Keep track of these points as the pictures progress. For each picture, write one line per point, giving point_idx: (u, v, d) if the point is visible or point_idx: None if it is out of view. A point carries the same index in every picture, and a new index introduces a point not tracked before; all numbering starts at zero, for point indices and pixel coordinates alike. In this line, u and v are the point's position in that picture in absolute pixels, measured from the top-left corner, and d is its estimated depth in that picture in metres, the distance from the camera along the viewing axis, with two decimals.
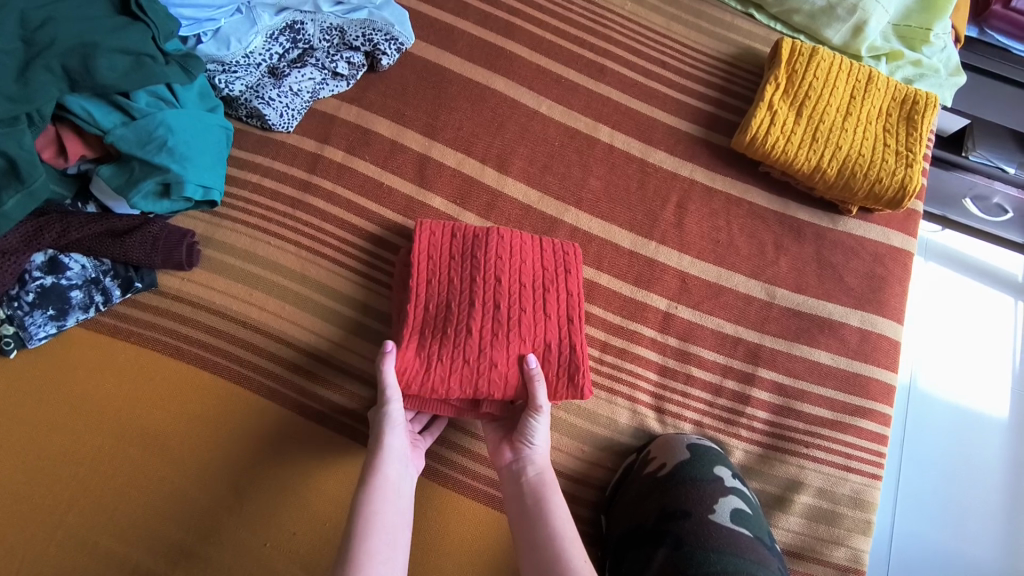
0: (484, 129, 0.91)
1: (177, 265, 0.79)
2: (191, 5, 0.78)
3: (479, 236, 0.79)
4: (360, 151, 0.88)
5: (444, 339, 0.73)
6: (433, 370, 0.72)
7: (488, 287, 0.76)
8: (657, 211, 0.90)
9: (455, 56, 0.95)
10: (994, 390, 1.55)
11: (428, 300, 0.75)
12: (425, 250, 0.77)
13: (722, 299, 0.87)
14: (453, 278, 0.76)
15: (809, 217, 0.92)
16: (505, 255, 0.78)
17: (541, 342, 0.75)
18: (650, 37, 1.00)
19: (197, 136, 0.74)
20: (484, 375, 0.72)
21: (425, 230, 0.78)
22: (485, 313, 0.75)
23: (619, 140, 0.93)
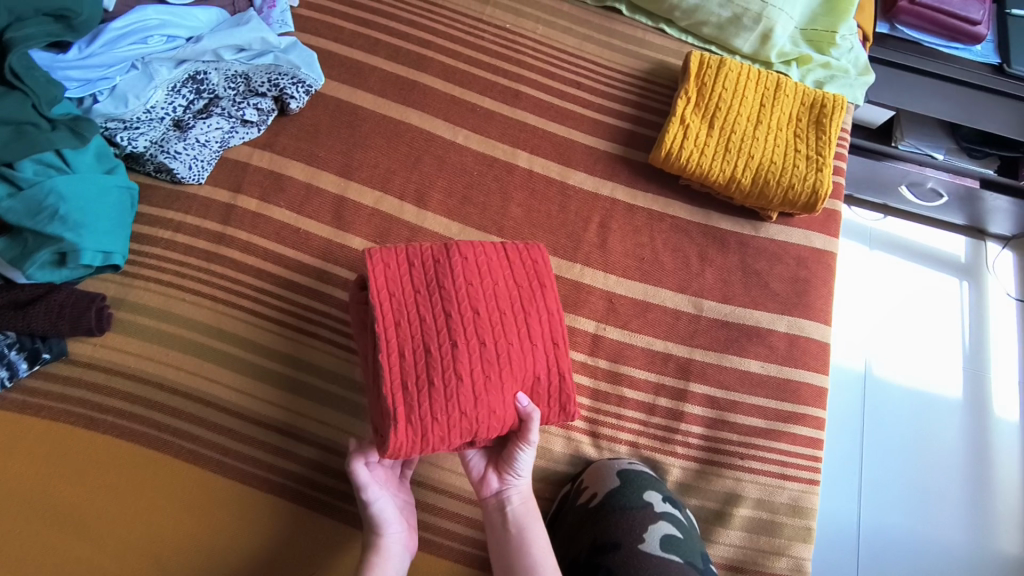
0: (400, 165, 0.91)
1: (86, 331, 0.77)
2: (79, 66, 0.74)
3: (441, 260, 0.70)
4: (275, 197, 0.87)
5: (434, 392, 0.65)
6: (431, 431, 0.64)
7: (464, 322, 0.67)
8: (580, 233, 0.90)
9: (368, 93, 0.94)
10: (947, 371, 1.58)
11: (404, 348, 0.65)
12: (384, 288, 0.67)
13: (650, 316, 0.87)
14: (424, 316, 0.67)
15: (732, 226, 0.93)
16: (475, 280, 0.70)
17: (533, 377, 0.69)
18: (563, 59, 1.00)
19: (92, 199, 0.71)
20: (484, 424, 0.66)
21: (380, 264, 0.68)
22: (472, 353, 0.66)
23: (538, 164, 0.93)
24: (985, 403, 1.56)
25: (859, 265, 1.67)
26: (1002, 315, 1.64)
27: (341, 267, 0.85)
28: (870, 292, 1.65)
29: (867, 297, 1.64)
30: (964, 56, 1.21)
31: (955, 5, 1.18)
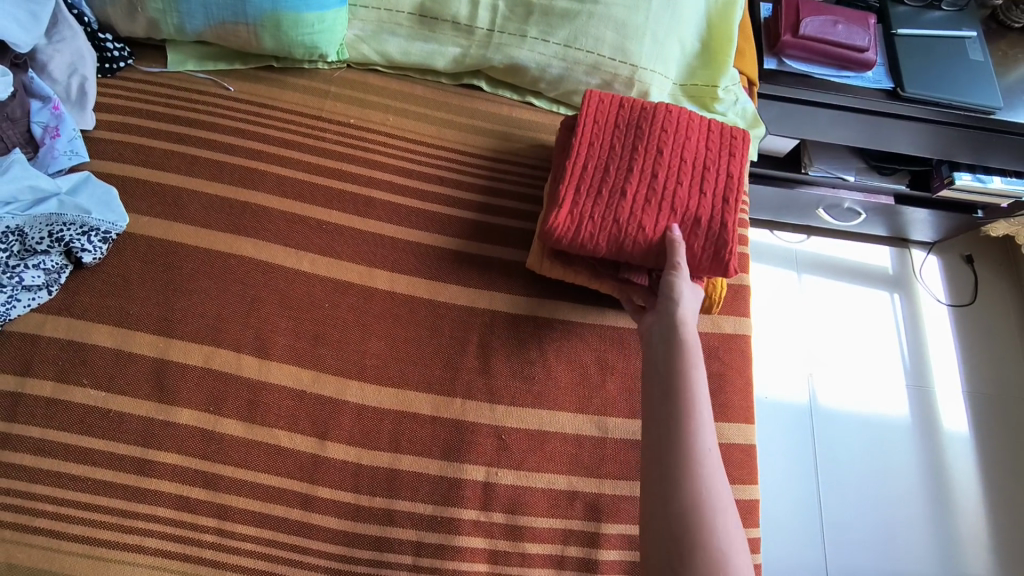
0: (235, 309, 0.76)
1: None
2: None
3: (646, 108, 0.79)
4: (77, 374, 0.71)
5: (598, 199, 0.75)
6: (585, 226, 0.74)
7: (649, 155, 0.76)
8: (457, 359, 0.77)
9: (189, 225, 0.80)
10: (892, 392, 1.45)
11: (588, 162, 0.76)
12: (590, 115, 0.78)
13: (548, 448, 0.75)
14: (615, 145, 0.77)
15: (630, 323, 0.83)
16: (671, 129, 0.78)
17: (693, 215, 0.74)
18: (420, 152, 0.88)
19: None
20: (632, 235, 0.74)
21: (595, 97, 0.79)
22: (645, 180, 0.75)
23: (401, 283, 0.80)
24: (935, 419, 1.43)
25: (787, 292, 1.54)
26: (936, 324, 1.54)
27: (166, 451, 0.70)
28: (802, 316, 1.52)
29: (798, 326, 1.50)
30: (857, 84, 1.15)
31: (839, 35, 1.11)
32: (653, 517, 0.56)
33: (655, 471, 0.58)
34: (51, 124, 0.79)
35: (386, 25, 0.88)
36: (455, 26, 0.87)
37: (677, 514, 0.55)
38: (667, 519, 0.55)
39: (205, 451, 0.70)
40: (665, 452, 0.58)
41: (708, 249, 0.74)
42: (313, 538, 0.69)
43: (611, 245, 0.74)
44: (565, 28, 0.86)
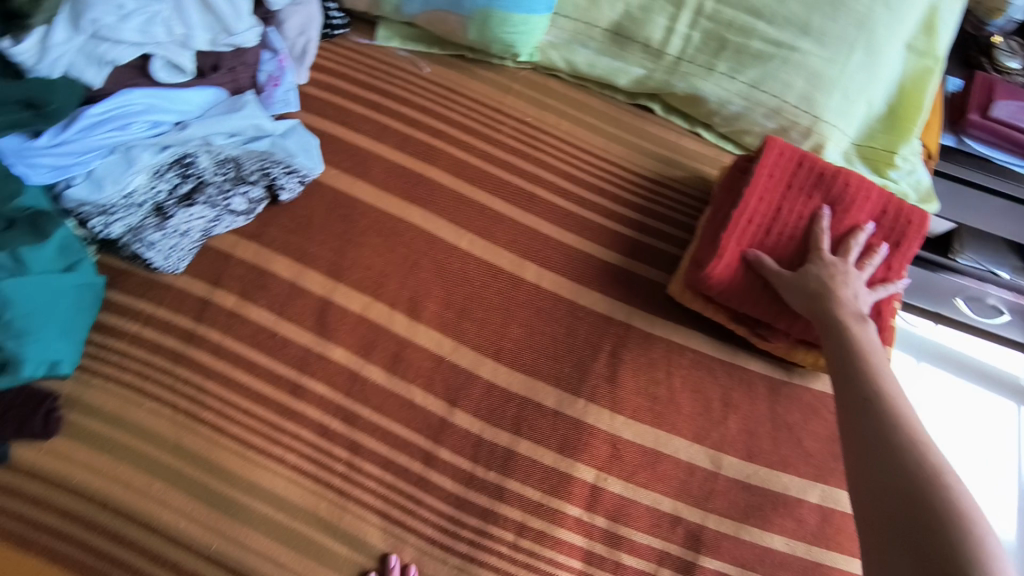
0: (396, 268, 0.83)
1: (31, 434, 0.71)
2: (53, 154, 0.69)
3: (825, 174, 0.77)
4: (255, 296, 0.80)
5: (749, 261, 0.77)
6: (731, 284, 0.77)
7: (813, 230, 0.76)
8: (587, 362, 0.80)
9: (369, 185, 0.87)
10: (1004, 511, 1.33)
11: (751, 218, 0.77)
12: (768, 169, 0.77)
13: (659, 469, 0.76)
14: (783, 207, 0.77)
15: (760, 368, 0.82)
16: (843, 207, 0.77)
17: None
18: (587, 160, 0.92)
19: (47, 305, 0.66)
20: (771, 305, 0.77)
21: (774, 149, 0.77)
22: (802, 253, 0.76)
23: (548, 279, 0.84)
24: None
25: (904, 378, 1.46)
26: None
27: (316, 380, 0.77)
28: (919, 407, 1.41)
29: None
30: None
31: None
32: (897, 542, 0.50)
33: (881, 484, 0.54)
34: (275, 74, 0.89)
35: (580, 36, 0.92)
36: (646, 48, 0.90)
37: (896, 486, 0.53)
38: (916, 531, 0.50)
39: (349, 389, 0.77)
40: (891, 466, 0.54)
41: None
42: (427, 493, 0.73)
43: (753, 303, 0.77)
44: (756, 69, 0.87)
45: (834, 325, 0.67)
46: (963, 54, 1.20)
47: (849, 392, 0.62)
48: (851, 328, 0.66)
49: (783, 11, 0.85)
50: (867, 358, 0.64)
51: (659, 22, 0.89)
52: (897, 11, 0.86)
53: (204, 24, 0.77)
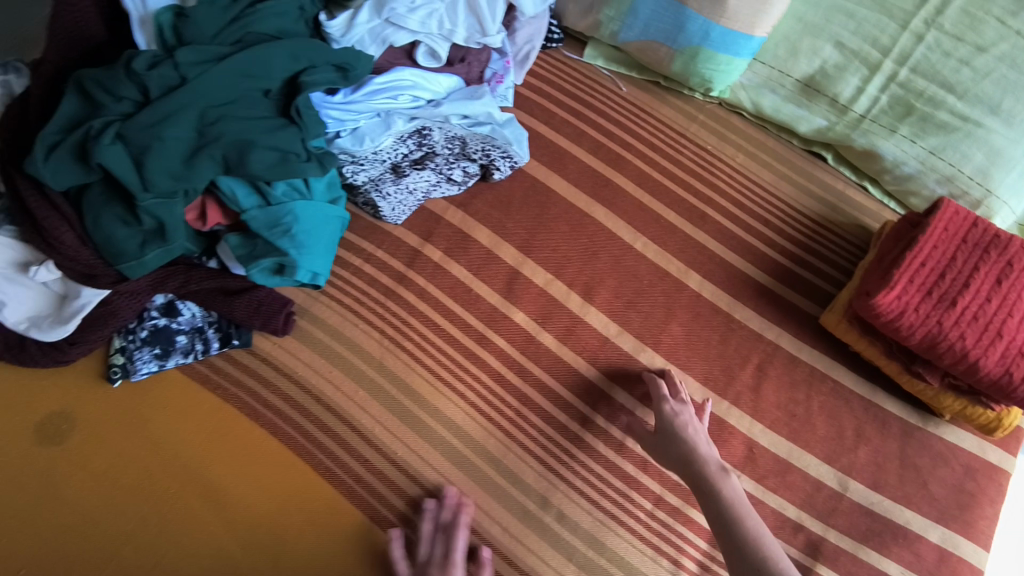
0: (577, 254, 0.94)
1: (272, 330, 0.85)
2: (339, 108, 0.84)
3: (999, 235, 0.82)
4: (457, 254, 0.93)
5: (926, 298, 0.79)
6: (907, 315, 0.78)
7: (987, 280, 0.79)
8: (735, 370, 0.88)
9: (563, 179, 0.99)
10: None
11: (927, 262, 0.81)
12: (945, 222, 0.82)
13: (789, 478, 0.82)
14: (958, 257, 0.81)
15: (897, 410, 0.87)
16: (1017, 265, 0.80)
17: (1015, 347, 0.76)
18: (756, 194, 1.01)
19: (318, 227, 0.80)
20: (950, 342, 0.77)
21: (952, 207, 0.83)
22: (977, 300, 0.78)
23: (708, 290, 0.93)
24: None
25: None
26: None
27: (500, 336, 0.89)
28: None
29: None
30: None
31: None
32: None
33: None
34: (500, 72, 1.01)
35: (771, 82, 1.01)
36: (832, 102, 0.98)
37: None
38: None
39: (525, 349, 0.88)
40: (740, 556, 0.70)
41: None
42: (581, 452, 0.83)
43: (928, 337, 0.78)
44: (939, 137, 0.92)
45: (704, 484, 0.75)
46: None
47: (725, 538, 0.72)
48: (716, 485, 0.75)
49: (977, 88, 0.91)
50: (732, 508, 0.73)
51: (850, 81, 0.97)
52: None
53: (466, 23, 0.91)
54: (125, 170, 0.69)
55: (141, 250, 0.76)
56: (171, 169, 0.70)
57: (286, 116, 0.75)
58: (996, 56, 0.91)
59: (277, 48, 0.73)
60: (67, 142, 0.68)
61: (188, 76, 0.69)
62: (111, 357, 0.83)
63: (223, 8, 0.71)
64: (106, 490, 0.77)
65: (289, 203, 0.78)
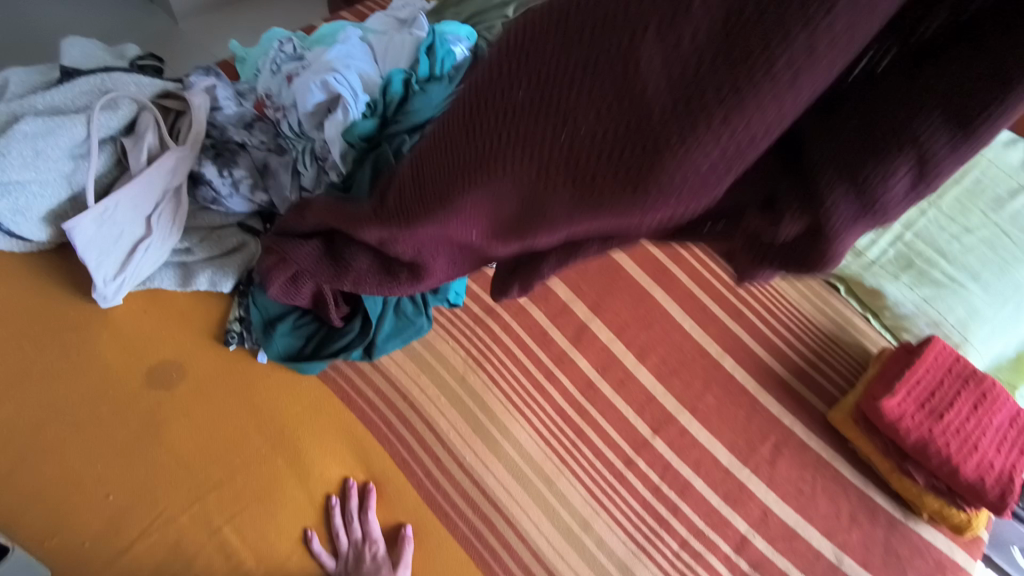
0: (635, 322, 1.10)
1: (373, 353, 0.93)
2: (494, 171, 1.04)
3: (976, 372, 1.03)
4: (538, 301, 1.07)
5: (920, 409, 0.98)
6: (906, 419, 0.97)
7: (966, 402, 0.99)
8: (756, 444, 1.04)
9: (631, 259, 1.16)
10: None
11: (922, 380, 1.01)
12: (933, 354, 1.03)
13: (795, 544, 0.97)
14: (944, 380, 1.01)
15: (885, 503, 1.03)
16: (987, 397, 1.01)
17: (987, 460, 0.94)
18: (782, 304, 1.19)
19: None
20: (937, 444, 0.95)
21: (936, 340, 1.06)
22: (958, 416, 0.98)
23: (739, 373, 1.10)
24: None
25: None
26: None
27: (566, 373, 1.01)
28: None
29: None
30: None
31: None
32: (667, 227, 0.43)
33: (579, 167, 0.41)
34: None
35: None
36: (851, 247, 1.20)
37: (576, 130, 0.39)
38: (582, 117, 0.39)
39: (585, 391, 1.01)
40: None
41: (996, 487, 0.92)
42: (623, 485, 0.95)
43: (919, 441, 0.96)
44: (932, 290, 1.15)
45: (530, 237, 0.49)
46: None
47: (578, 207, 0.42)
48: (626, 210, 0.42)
49: (963, 258, 1.15)
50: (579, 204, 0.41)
51: (866, 235, 1.20)
52: None
53: None
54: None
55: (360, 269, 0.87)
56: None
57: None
58: (978, 238, 1.16)
59: None
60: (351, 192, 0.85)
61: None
62: (229, 323, 0.93)
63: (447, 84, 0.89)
64: (201, 438, 0.84)
65: None
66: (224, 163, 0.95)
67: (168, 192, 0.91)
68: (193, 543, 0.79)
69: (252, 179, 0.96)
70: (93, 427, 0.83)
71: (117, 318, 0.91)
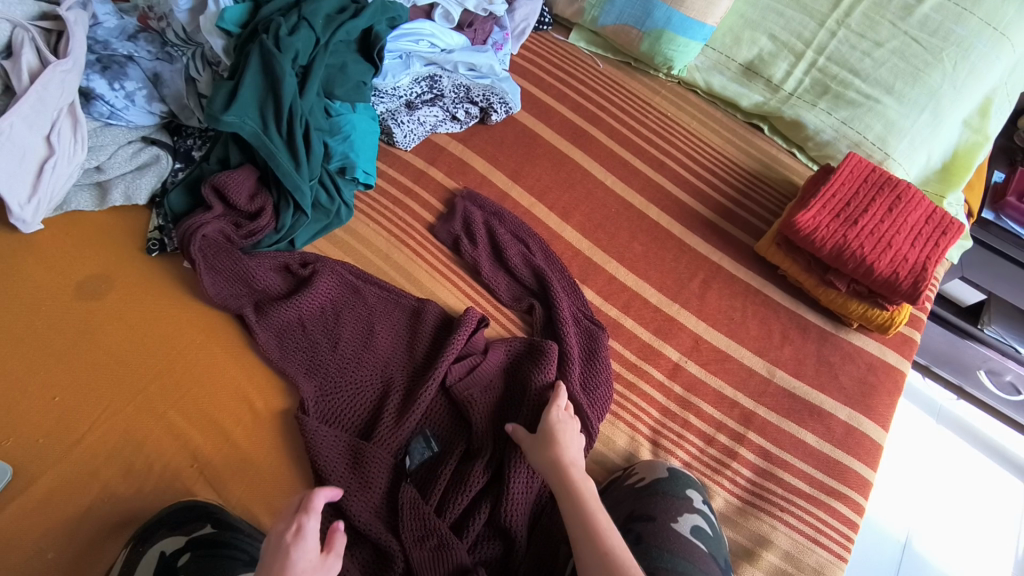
0: (556, 186, 1.11)
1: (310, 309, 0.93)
2: (397, 40, 1.03)
3: (892, 178, 1.03)
4: (457, 177, 1.09)
5: (835, 219, 0.99)
6: (819, 229, 0.98)
7: (881, 206, 1.00)
8: (684, 281, 1.06)
9: (548, 128, 1.18)
10: (996, 540, 1.48)
11: (836, 194, 1.01)
12: (850, 170, 1.04)
13: (727, 365, 0.99)
14: (860, 191, 1.02)
15: (815, 319, 1.06)
16: (904, 200, 1.01)
17: (901, 256, 0.96)
18: (705, 152, 1.21)
19: (367, 136, 1.00)
20: (852, 248, 0.97)
21: (854, 156, 1.05)
22: (873, 220, 0.99)
23: (664, 220, 1.12)
24: None
25: (910, 416, 1.64)
26: None
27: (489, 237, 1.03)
28: (908, 440, 1.60)
29: (913, 461, 1.56)
30: None
31: None
32: None
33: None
34: (499, 41, 1.20)
35: (719, 65, 1.24)
36: (767, 83, 1.21)
37: None
38: None
39: None
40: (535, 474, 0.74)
41: (910, 277, 0.94)
42: None
43: (832, 248, 0.98)
44: (848, 111, 1.15)
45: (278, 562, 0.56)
46: (1010, 155, 1.47)
47: None
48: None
49: (875, 73, 1.15)
50: None
51: (780, 65, 1.20)
52: (962, 89, 1.13)
53: None
54: (249, 109, 0.86)
55: (273, 155, 0.88)
56: (263, 102, 0.87)
57: (368, 58, 0.98)
58: (889, 50, 1.15)
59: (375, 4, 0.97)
60: (242, 83, 0.85)
61: (310, 26, 0.90)
62: (149, 234, 0.96)
63: None
64: (139, 337, 0.87)
65: (348, 116, 0.98)
66: (115, 75, 0.95)
67: (64, 110, 0.90)
68: (139, 428, 0.81)
69: (147, 89, 0.97)
70: (26, 335, 0.85)
71: (41, 242, 0.92)
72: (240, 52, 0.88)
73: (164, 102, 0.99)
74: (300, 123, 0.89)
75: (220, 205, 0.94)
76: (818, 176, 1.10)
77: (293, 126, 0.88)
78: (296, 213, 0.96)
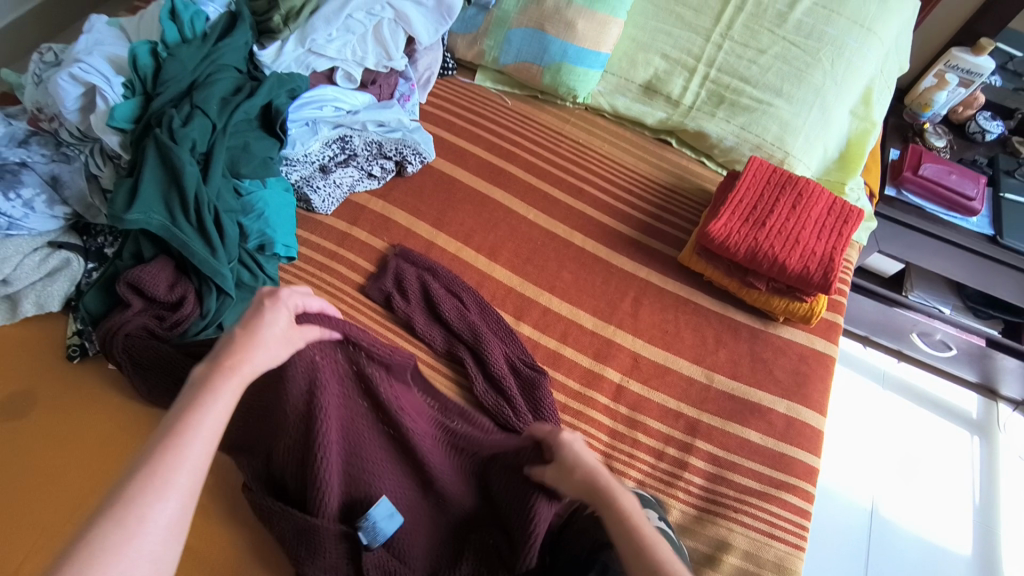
0: (480, 227, 1.13)
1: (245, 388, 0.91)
2: (300, 109, 1.05)
3: (792, 176, 1.09)
4: (381, 233, 1.10)
5: (745, 223, 1.05)
6: (731, 236, 1.03)
7: (786, 205, 1.06)
8: (617, 301, 1.09)
9: (466, 170, 1.20)
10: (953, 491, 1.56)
11: (743, 199, 1.07)
12: (754, 175, 1.09)
13: (667, 378, 1.02)
14: (765, 193, 1.08)
15: (745, 318, 1.11)
16: (805, 196, 1.07)
17: (810, 250, 1.02)
18: (620, 172, 1.25)
19: (282, 209, 1.00)
20: (764, 249, 1.02)
21: (756, 160, 1.11)
22: (780, 219, 1.05)
23: (590, 244, 1.15)
24: (994, 520, 1.53)
25: (859, 386, 1.71)
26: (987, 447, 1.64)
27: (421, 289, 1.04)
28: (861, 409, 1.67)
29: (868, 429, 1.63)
30: (962, 225, 1.41)
31: (952, 182, 1.41)
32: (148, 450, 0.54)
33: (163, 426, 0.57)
34: (406, 93, 1.22)
35: (621, 88, 1.29)
36: (667, 99, 1.27)
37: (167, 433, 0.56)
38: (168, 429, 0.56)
39: None
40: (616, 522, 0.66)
41: (820, 269, 1.00)
42: None
43: (746, 252, 1.03)
44: (744, 116, 1.21)
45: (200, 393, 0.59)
46: (902, 132, 1.58)
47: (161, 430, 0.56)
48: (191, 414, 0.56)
49: (763, 79, 1.22)
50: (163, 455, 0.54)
51: (675, 82, 1.26)
52: (843, 84, 1.21)
53: (375, 52, 1.11)
54: (153, 203, 0.85)
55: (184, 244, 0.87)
56: (167, 194, 0.86)
57: (271, 133, 0.99)
58: (773, 55, 1.22)
59: (271, 80, 0.98)
60: (141, 178, 0.84)
61: (204, 114, 0.90)
62: (68, 340, 0.93)
63: (199, 48, 0.94)
64: (71, 455, 0.83)
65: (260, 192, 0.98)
66: (9, 185, 0.91)
67: None
68: None
69: (46, 194, 0.94)
70: None
71: None
72: (138, 146, 0.88)
73: (66, 204, 0.96)
74: (208, 209, 0.88)
75: (139, 300, 0.91)
76: (726, 182, 1.15)
77: (202, 214, 0.88)
78: (220, 296, 0.94)
